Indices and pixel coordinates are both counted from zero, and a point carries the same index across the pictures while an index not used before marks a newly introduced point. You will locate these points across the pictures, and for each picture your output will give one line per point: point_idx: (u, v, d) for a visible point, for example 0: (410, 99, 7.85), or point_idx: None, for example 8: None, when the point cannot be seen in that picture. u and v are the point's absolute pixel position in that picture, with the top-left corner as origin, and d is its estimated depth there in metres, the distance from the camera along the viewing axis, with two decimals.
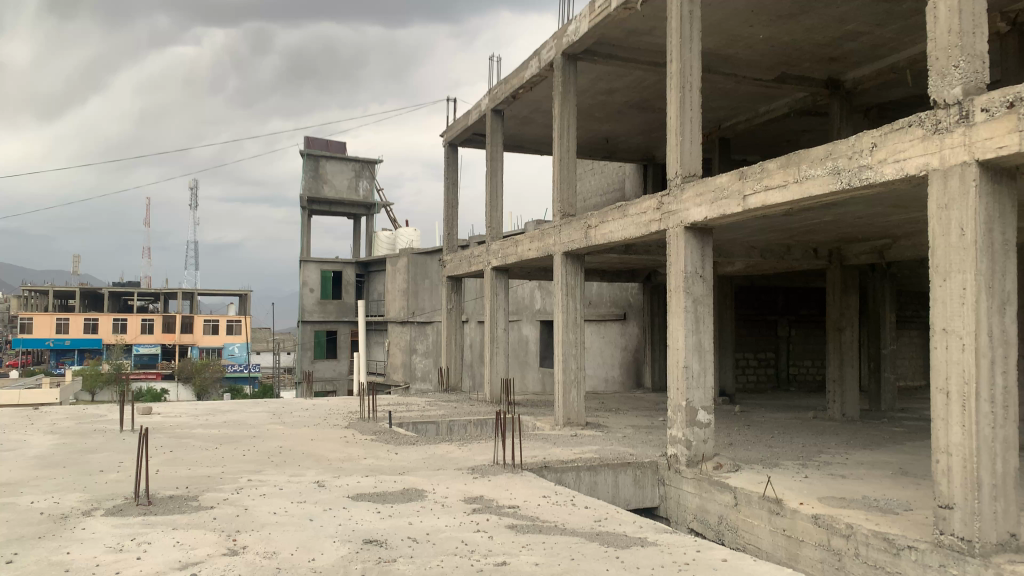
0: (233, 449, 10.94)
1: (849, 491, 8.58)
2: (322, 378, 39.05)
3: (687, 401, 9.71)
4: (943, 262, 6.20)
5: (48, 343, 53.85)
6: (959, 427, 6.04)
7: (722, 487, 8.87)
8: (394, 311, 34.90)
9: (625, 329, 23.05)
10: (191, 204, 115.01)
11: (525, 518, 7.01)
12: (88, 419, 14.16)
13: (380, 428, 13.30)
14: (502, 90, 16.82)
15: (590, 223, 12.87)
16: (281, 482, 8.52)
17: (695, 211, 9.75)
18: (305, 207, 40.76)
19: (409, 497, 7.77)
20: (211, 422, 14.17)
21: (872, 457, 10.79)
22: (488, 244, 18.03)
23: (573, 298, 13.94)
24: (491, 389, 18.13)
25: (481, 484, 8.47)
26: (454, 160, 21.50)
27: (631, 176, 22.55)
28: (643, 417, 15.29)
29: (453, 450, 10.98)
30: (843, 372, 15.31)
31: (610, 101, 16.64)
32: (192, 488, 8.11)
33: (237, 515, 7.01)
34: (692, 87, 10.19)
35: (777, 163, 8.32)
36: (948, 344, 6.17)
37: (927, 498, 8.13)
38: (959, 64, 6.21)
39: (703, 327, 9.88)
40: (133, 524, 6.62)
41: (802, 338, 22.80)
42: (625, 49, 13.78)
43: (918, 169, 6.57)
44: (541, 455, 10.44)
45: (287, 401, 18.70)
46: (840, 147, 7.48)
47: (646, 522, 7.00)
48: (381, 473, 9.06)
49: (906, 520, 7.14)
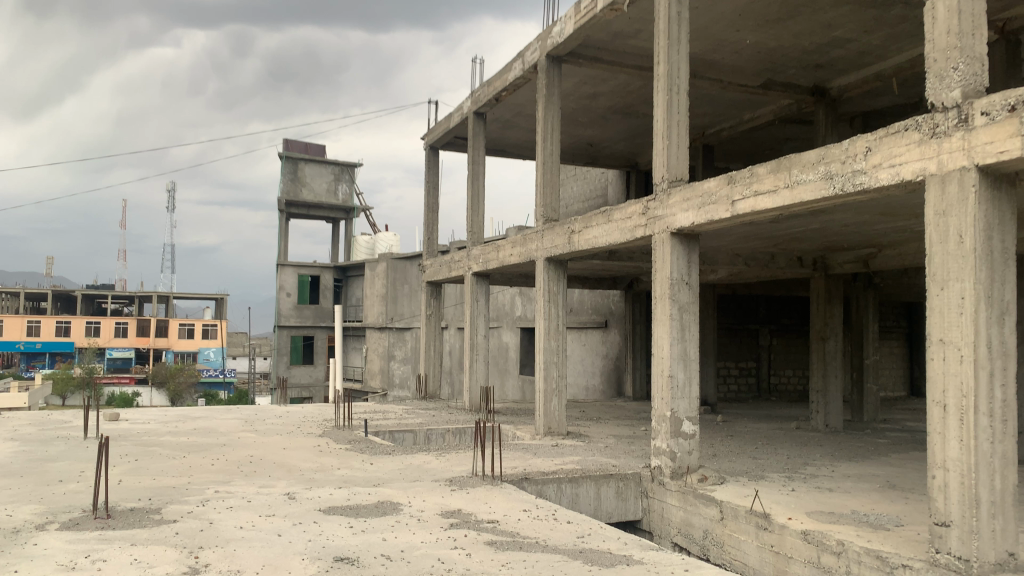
0: (201, 458, 10.54)
1: (837, 505, 8.36)
2: (298, 384, 38.53)
3: (672, 412, 9.43)
4: (940, 270, 5.99)
5: (19, 344, 52.80)
6: (956, 442, 5.80)
7: (707, 500, 8.60)
8: (374, 316, 34.63)
9: (606, 337, 22.81)
10: (168, 208, 113.49)
11: (505, 534, 6.70)
12: (52, 426, 13.67)
13: (355, 436, 12.94)
14: (485, 93, 16.56)
15: (573, 228, 12.62)
16: (250, 493, 8.13)
17: (681, 216, 9.52)
18: (283, 211, 40.24)
19: (383, 511, 7.44)
20: (181, 429, 13.73)
21: (859, 470, 10.59)
22: (469, 249, 17.71)
23: (555, 305, 13.66)
24: (470, 396, 17.81)
25: (459, 497, 8.14)
26: (435, 164, 21.18)
27: (614, 182, 22.34)
28: (625, 427, 15.05)
29: (431, 460, 10.66)
30: (826, 382, 15.14)
31: (594, 105, 16.43)
32: (155, 500, 7.72)
33: (201, 530, 6.63)
34: (679, 90, 9.96)
35: (767, 168, 8.10)
36: (945, 355, 5.93)
37: (918, 514, 7.92)
38: (959, 65, 6.00)
39: (689, 335, 9.61)
40: (88, 540, 6.23)
41: (784, 347, 22.70)
42: (610, 52, 13.58)
43: (915, 174, 6.36)
44: (521, 466, 10.13)
45: (260, 409, 18.29)
46: (834, 152, 7.26)
47: (631, 539, 6.71)
48: (356, 485, 8.72)
49: (898, 537, 6.92)
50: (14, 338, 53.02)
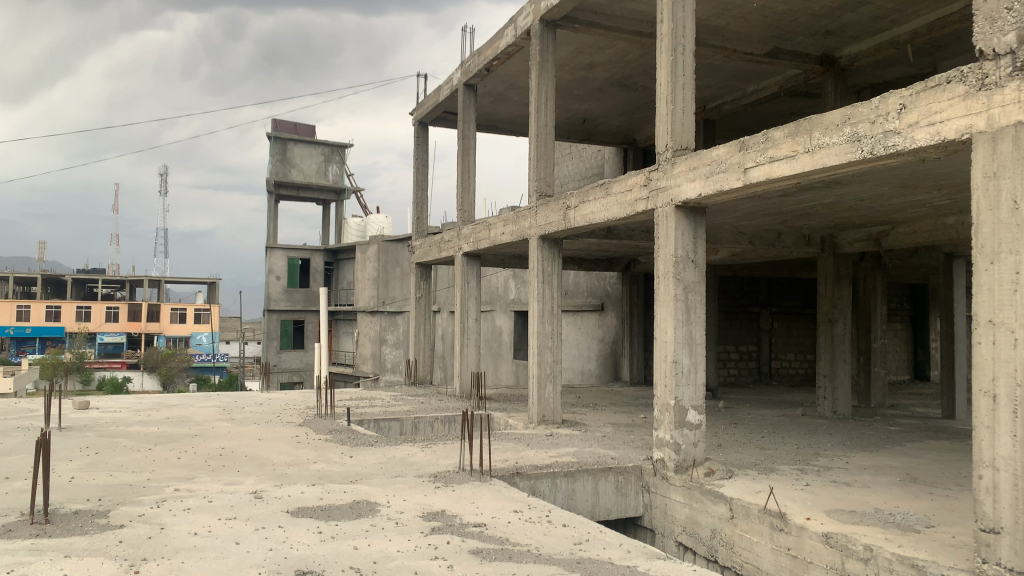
0: (168, 451, 9.75)
1: (857, 502, 7.64)
2: (287, 369, 37.92)
3: (676, 400, 8.67)
4: (989, 241, 5.22)
5: (9, 330, 51.62)
6: (1009, 437, 5.06)
7: (715, 497, 7.87)
8: (364, 300, 33.64)
9: (602, 321, 22.10)
10: (161, 192, 112.71)
11: (493, 541, 5.95)
12: (15, 415, 12.85)
13: (337, 426, 12.16)
14: (476, 63, 15.68)
15: (569, 204, 11.80)
16: (212, 493, 7.36)
17: (687, 187, 8.72)
18: (272, 192, 39.24)
19: (359, 512, 6.68)
20: (153, 418, 12.94)
21: (874, 461, 9.89)
22: (459, 229, 16.87)
23: (549, 286, 12.87)
24: (461, 383, 17.01)
25: (443, 496, 7.37)
26: (424, 140, 20.32)
27: (611, 160, 21.51)
28: (623, 414, 14.33)
29: (415, 452, 9.92)
30: (834, 367, 14.40)
31: (590, 76, 15.60)
32: (105, 501, 6.95)
33: (149, 538, 5.87)
34: (685, 50, 9.11)
35: (784, 131, 7.30)
36: (995, 338, 5.18)
37: (948, 512, 7.20)
38: (1013, 5, 5.17)
39: (695, 318, 8.82)
40: (16, 551, 5.46)
41: (785, 330, 22.02)
42: (608, 17, 12.72)
43: (959, 132, 5.59)
44: (513, 460, 9.34)
45: (241, 395, 17.53)
46: (861, 111, 6.48)
47: (635, 546, 5.97)
48: (331, 481, 7.95)
49: (931, 541, 6.21)
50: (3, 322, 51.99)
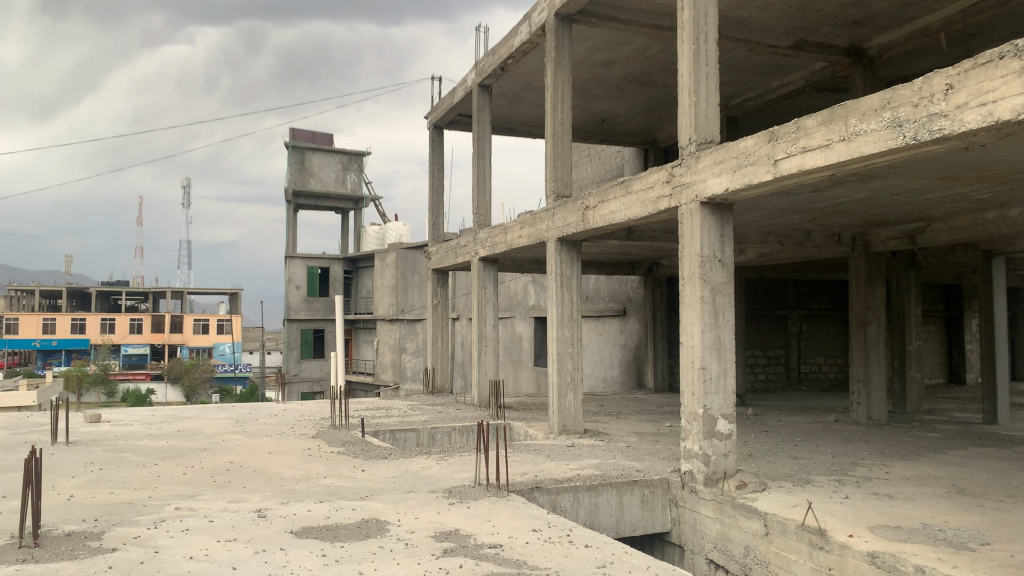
0: (173, 466, 9.40)
1: (902, 516, 7.10)
2: (306, 378, 37.56)
3: (705, 409, 8.18)
4: None
5: (35, 342, 52.08)
6: None
7: (747, 512, 7.35)
8: (383, 308, 33.54)
9: (625, 326, 21.59)
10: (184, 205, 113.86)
11: (510, 563, 5.50)
12: (26, 430, 12.60)
13: (351, 437, 11.77)
14: (490, 63, 15.29)
15: (587, 204, 11.36)
16: (214, 511, 6.99)
17: (712, 182, 8.24)
18: (291, 201, 39.13)
19: (367, 533, 6.26)
20: (164, 431, 12.64)
21: (916, 471, 9.30)
22: (475, 233, 16.47)
23: (569, 291, 12.41)
24: (479, 392, 16.59)
25: (457, 514, 6.95)
26: (439, 143, 19.96)
27: (631, 161, 21.06)
28: (647, 423, 13.83)
29: (430, 465, 9.49)
30: (868, 371, 13.73)
31: (608, 74, 15.16)
32: (101, 521, 6.59)
33: (141, 562, 5.48)
34: (707, 38, 8.64)
35: (817, 119, 6.83)
36: None
37: (1004, 528, 6.64)
38: None
39: (723, 321, 8.34)
40: None
41: (814, 333, 21.38)
42: (625, 10, 12.26)
43: (1015, 112, 5.09)
44: (532, 473, 8.88)
45: (258, 406, 17.18)
46: (902, 94, 6.00)
47: (663, 568, 5.51)
48: (340, 498, 7.54)
49: (987, 560, 5.68)
50: (30, 335, 52.44)
